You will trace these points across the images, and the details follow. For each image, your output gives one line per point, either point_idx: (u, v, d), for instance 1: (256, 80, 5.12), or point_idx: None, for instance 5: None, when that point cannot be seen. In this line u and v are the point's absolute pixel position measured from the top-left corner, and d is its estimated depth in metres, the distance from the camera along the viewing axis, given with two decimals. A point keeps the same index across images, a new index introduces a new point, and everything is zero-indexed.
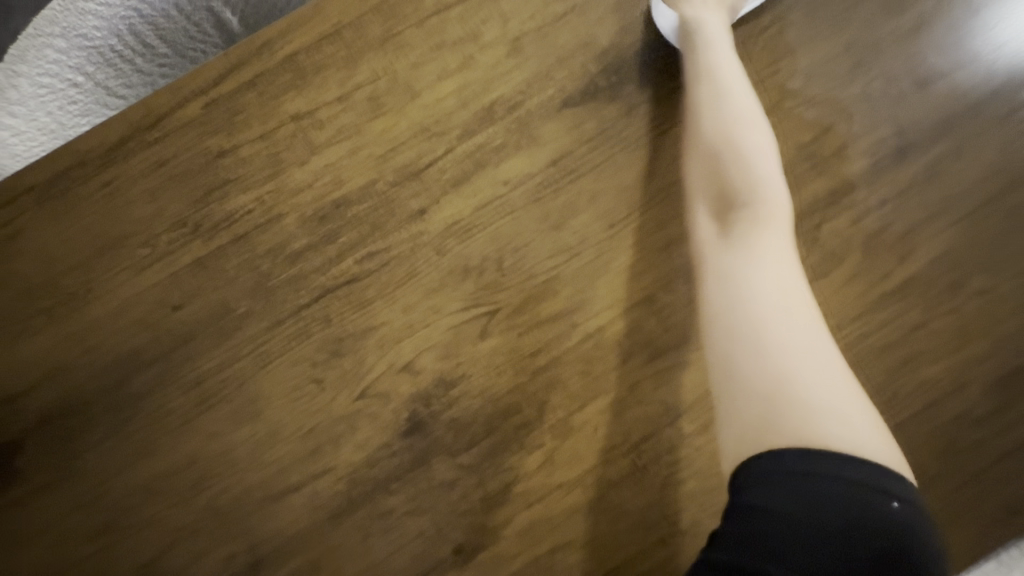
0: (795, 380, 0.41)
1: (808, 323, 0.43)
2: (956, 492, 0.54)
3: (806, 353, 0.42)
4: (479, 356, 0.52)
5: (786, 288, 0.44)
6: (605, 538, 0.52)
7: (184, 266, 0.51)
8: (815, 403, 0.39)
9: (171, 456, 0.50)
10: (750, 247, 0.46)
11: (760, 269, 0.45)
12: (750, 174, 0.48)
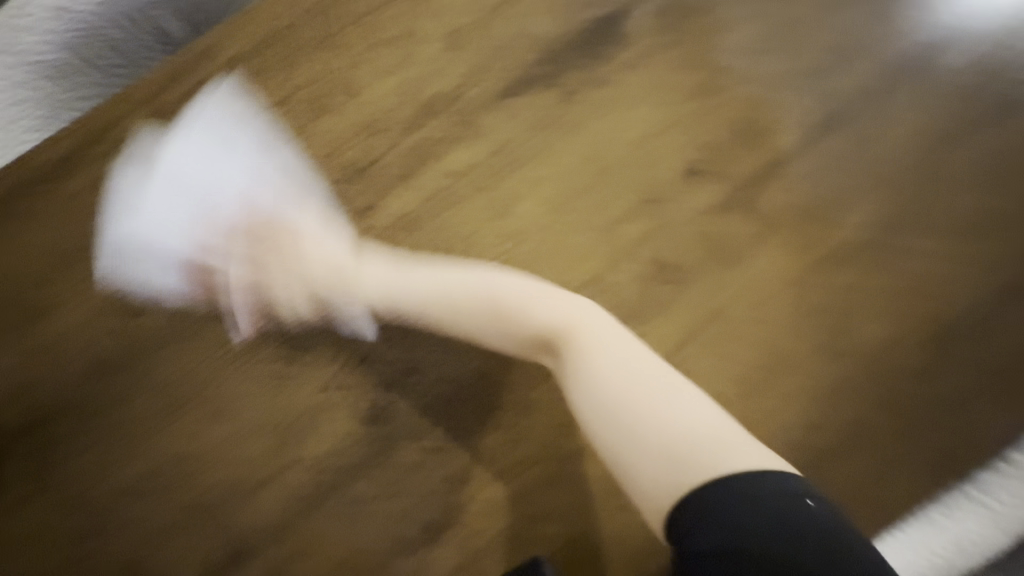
0: (660, 441, 0.42)
1: (648, 386, 0.45)
2: (897, 442, 0.58)
3: (661, 441, 0.42)
4: (435, 343, 0.54)
5: (622, 385, 0.45)
6: (568, 508, 0.55)
7: (143, 275, 0.52)
8: (664, 446, 0.41)
9: (144, 458, 0.52)
10: (580, 363, 0.47)
11: (596, 365, 0.46)
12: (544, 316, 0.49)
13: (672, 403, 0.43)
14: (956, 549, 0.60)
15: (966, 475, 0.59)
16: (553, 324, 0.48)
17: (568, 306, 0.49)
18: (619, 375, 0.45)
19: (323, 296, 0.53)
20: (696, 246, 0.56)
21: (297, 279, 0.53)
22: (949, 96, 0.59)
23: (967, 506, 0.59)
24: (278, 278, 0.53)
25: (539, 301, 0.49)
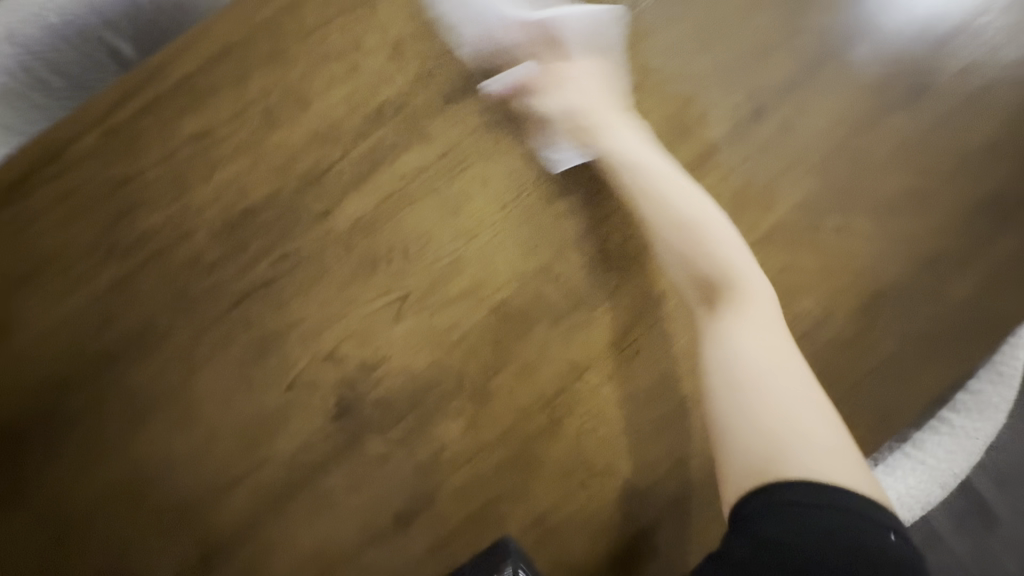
0: (761, 410, 0.47)
1: (780, 368, 0.50)
2: (835, 407, 0.62)
3: (752, 388, 0.49)
4: (397, 338, 0.56)
5: (765, 341, 0.51)
6: (531, 487, 0.58)
7: (103, 289, 0.53)
8: (752, 423, 0.47)
9: (113, 468, 0.53)
10: (730, 317, 0.54)
11: (738, 329, 0.52)
12: (717, 260, 0.56)
13: (789, 369, 0.50)
14: (910, 503, 0.64)
15: (906, 435, 0.65)
16: (683, 217, 0.56)
17: (759, 280, 0.55)
18: (762, 345, 0.51)
19: (585, 130, 0.59)
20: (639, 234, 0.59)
21: (581, 93, 0.60)
22: (864, 83, 0.64)
23: (905, 463, 0.65)
24: (575, 109, 0.59)
25: (736, 259, 0.55)
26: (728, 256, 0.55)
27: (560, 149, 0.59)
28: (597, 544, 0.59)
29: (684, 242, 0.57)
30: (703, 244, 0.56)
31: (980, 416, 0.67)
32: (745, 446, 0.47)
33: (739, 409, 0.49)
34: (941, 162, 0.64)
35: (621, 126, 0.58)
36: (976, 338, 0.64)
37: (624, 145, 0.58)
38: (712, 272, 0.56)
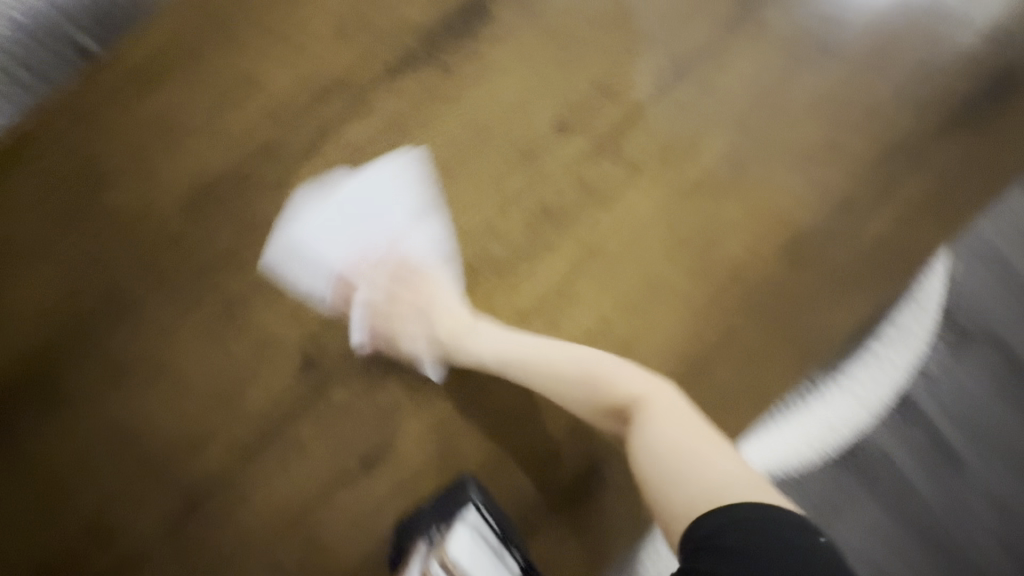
0: (710, 466, 0.45)
1: (691, 423, 0.49)
2: (765, 341, 0.67)
3: (668, 458, 0.47)
4: (353, 296, 0.61)
5: (672, 432, 0.48)
6: (485, 427, 0.64)
7: (79, 262, 0.58)
8: (710, 481, 0.44)
9: (99, 424, 0.59)
10: (644, 420, 0.50)
11: (656, 428, 0.49)
12: (578, 373, 0.55)
13: (709, 447, 0.47)
14: (841, 427, 0.73)
15: (839, 370, 0.72)
16: (550, 360, 0.56)
17: (654, 381, 0.53)
18: (673, 418, 0.49)
19: (448, 345, 0.61)
20: (573, 190, 0.65)
21: (446, 313, 0.61)
22: (776, 43, 0.69)
23: (836, 394, 0.72)
24: (446, 318, 0.61)
25: (619, 377, 0.54)
26: (626, 375, 0.54)
27: (420, 341, 0.61)
28: (549, 479, 0.64)
29: (551, 367, 0.56)
30: (586, 372, 0.55)
31: (904, 347, 0.74)
32: (683, 499, 0.44)
33: (671, 475, 0.46)
34: (853, 111, 0.70)
35: (449, 286, 0.62)
36: (892, 273, 0.70)
37: (443, 304, 0.61)
38: (584, 393, 0.55)
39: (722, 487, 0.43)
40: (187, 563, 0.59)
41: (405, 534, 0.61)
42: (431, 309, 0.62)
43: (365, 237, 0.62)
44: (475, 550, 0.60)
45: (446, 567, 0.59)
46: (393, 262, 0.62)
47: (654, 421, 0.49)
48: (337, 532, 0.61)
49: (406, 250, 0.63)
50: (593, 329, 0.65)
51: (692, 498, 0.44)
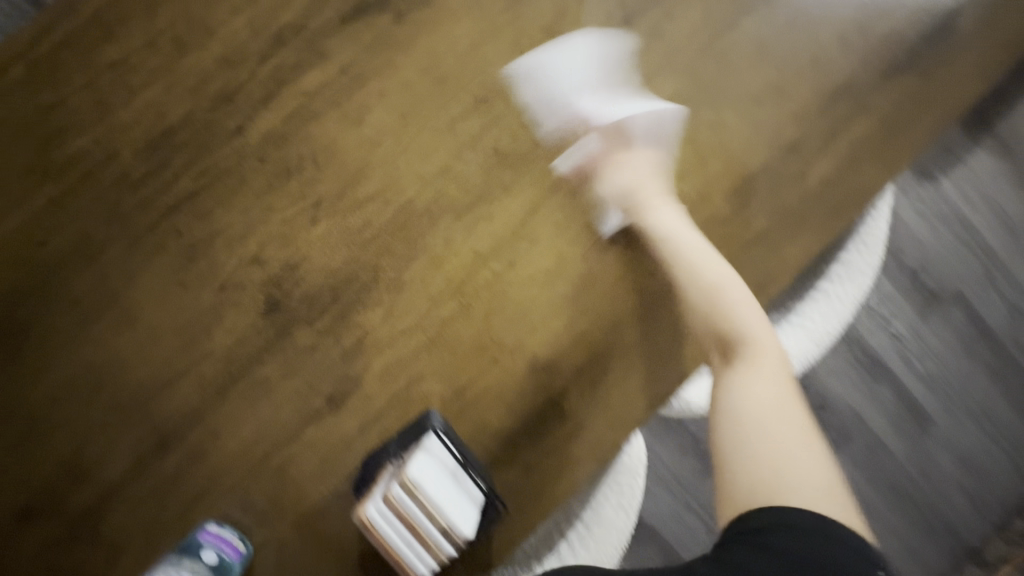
0: (764, 460, 0.55)
1: (784, 424, 0.57)
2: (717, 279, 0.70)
3: (761, 431, 0.57)
4: (315, 239, 0.63)
5: (774, 389, 0.60)
6: (450, 365, 0.66)
7: (40, 208, 0.59)
8: (769, 479, 0.53)
9: (67, 367, 0.60)
10: (744, 377, 0.61)
11: (751, 388, 0.60)
12: (717, 300, 0.65)
13: (790, 427, 0.57)
14: (786, 360, 0.74)
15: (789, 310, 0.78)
16: (705, 283, 0.65)
17: (770, 337, 0.63)
18: (762, 402, 0.59)
19: (627, 198, 0.68)
20: (527, 134, 0.67)
21: (631, 171, 0.68)
22: None
23: (787, 328, 0.77)
24: (644, 194, 0.68)
25: (754, 329, 0.64)
26: (742, 318, 0.64)
27: (614, 186, 0.68)
28: (512, 412, 0.67)
29: (709, 297, 0.65)
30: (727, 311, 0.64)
31: (849, 281, 0.75)
32: (745, 473, 0.55)
33: (740, 443, 0.57)
34: (797, 56, 0.72)
35: (648, 162, 0.69)
36: (837, 212, 0.73)
37: (639, 172, 0.68)
38: (730, 328, 0.64)
39: (774, 469, 0.54)
40: (162, 498, 0.62)
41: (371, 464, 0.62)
42: (633, 184, 0.68)
43: (574, 104, 0.68)
44: (433, 473, 0.58)
45: (402, 488, 0.57)
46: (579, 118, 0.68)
47: (753, 377, 0.61)
48: (307, 468, 0.64)
49: (609, 112, 0.68)
50: (563, 266, 0.68)
51: (762, 478, 0.54)
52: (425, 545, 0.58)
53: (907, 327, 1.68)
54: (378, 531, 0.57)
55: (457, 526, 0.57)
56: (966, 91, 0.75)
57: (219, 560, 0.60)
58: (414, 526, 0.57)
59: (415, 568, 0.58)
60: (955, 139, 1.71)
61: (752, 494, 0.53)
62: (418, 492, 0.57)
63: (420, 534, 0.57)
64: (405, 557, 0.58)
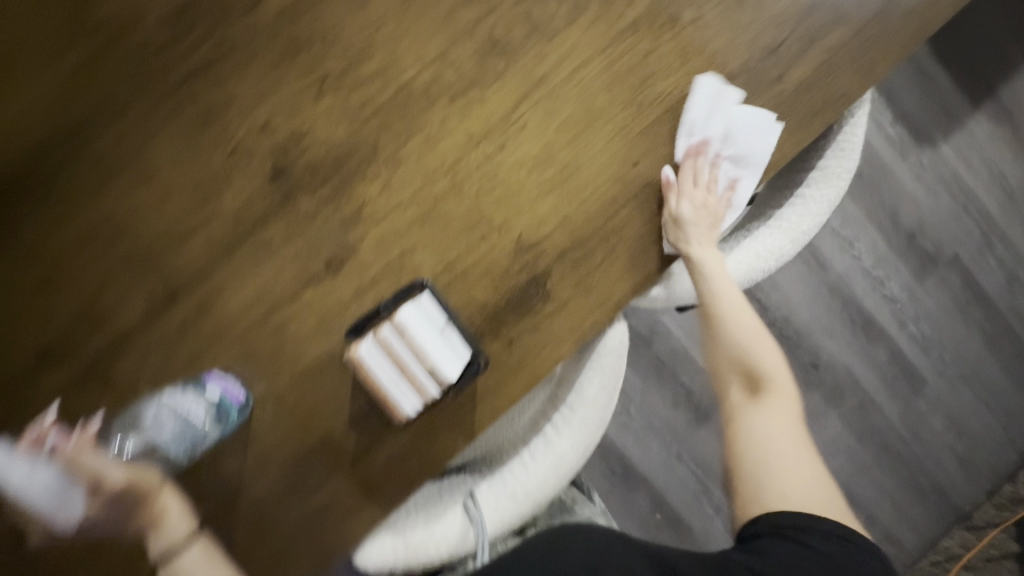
0: (771, 473, 0.67)
1: (787, 447, 0.69)
2: (703, 159, 0.74)
3: (779, 455, 0.69)
4: (319, 112, 0.69)
5: (779, 422, 0.71)
6: (441, 240, 0.70)
7: (71, 70, 0.65)
8: (774, 482, 0.66)
9: (91, 217, 0.66)
10: (757, 409, 0.72)
11: (758, 418, 0.71)
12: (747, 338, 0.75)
13: (805, 457, 0.69)
14: (762, 256, 0.77)
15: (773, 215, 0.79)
16: (739, 325, 0.75)
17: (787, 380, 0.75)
18: (768, 428, 0.70)
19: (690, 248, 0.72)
20: (520, 24, 0.71)
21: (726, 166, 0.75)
22: None
23: (765, 231, 0.79)
24: (694, 231, 0.72)
25: (764, 362, 0.75)
26: (766, 359, 0.75)
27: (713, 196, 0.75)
28: (498, 289, 0.71)
29: (747, 342, 0.75)
30: (758, 356, 0.75)
31: (825, 184, 0.78)
32: (754, 479, 0.68)
33: (749, 461, 0.69)
34: None
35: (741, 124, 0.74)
36: (814, 114, 0.76)
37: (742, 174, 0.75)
38: (763, 375, 0.74)
39: (794, 485, 0.66)
40: (171, 345, 0.67)
41: (364, 323, 0.68)
42: (698, 214, 0.72)
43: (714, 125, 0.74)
44: (421, 320, 0.64)
45: (393, 329, 0.63)
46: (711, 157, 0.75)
47: (773, 413, 0.71)
48: (305, 327, 0.68)
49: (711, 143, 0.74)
50: (549, 155, 0.72)
51: (783, 490, 0.66)
52: (411, 386, 0.64)
53: (901, 289, 1.65)
54: (369, 369, 0.63)
55: (440, 369, 0.63)
56: (943, 3, 0.79)
57: (221, 400, 0.65)
58: (402, 365, 0.64)
59: (401, 407, 0.64)
60: (956, 102, 1.69)
61: (782, 501, 0.65)
62: (405, 334, 0.63)
63: (407, 372, 0.63)
64: (392, 395, 0.64)
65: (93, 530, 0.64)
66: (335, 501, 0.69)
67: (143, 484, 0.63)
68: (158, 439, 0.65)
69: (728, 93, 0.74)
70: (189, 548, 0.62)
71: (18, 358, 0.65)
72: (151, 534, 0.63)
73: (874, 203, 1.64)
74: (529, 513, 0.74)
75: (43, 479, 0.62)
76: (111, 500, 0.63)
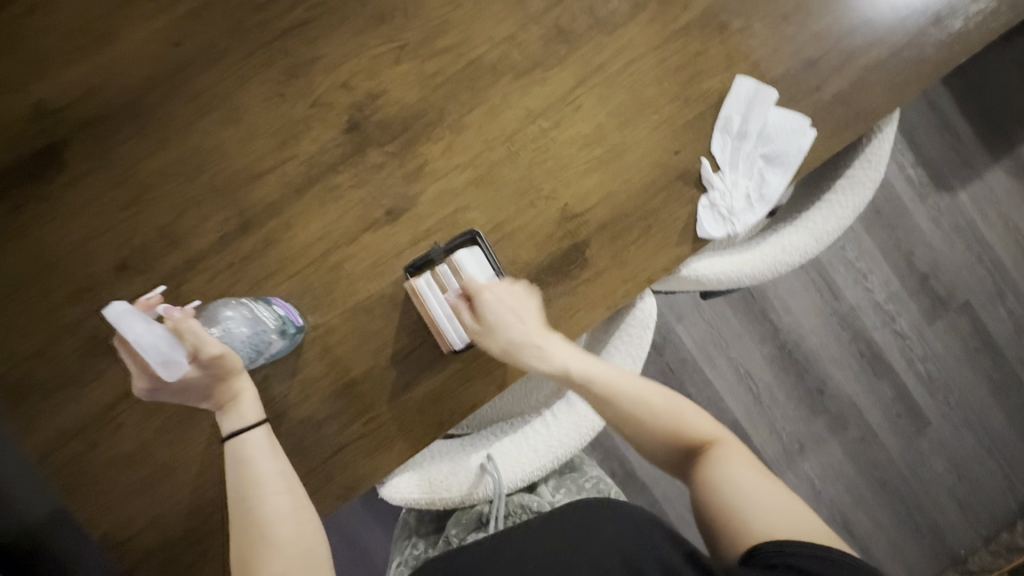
0: (756, 516, 0.63)
1: (756, 489, 0.65)
2: (736, 153, 0.80)
3: (745, 498, 0.65)
4: (396, 76, 0.75)
5: (740, 471, 0.68)
6: (493, 202, 0.77)
7: (180, 15, 0.72)
8: (764, 522, 0.62)
9: (178, 148, 0.72)
10: (714, 467, 0.68)
11: (721, 473, 0.68)
12: (648, 411, 0.74)
13: (774, 493, 0.65)
14: (787, 251, 0.82)
15: (799, 219, 0.85)
16: (639, 403, 0.74)
17: (718, 428, 0.74)
18: (732, 482, 0.66)
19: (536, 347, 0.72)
20: (585, 16, 0.78)
21: (759, 164, 0.81)
22: None
23: (791, 231, 0.84)
24: (516, 334, 0.71)
25: (691, 424, 0.74)
26: (698, 422, 0.74)
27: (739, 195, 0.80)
28: (541, 253, 0.77)
29: (670, 411, 0.74)
30: (681, 415, 0.74)
31: (852, 192, 0.83)
32: (758, 522, 0.62)
33: (736, 512, 0.64)
34: None
35: (771, 124, 0.80)
36: (844, 126, 0.82)
37: (769, 172, 0.80)
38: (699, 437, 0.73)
39: (774, 516, 0.63)
40: (239, 271, 0.73)
41: (425, 261, 0.75)
42: (514, 307, 0.72)
43: (746, 130, 0.80)
44: (476, 266, 0.73)
45: (450, 268, 0.73)
46: (747, 157, 0.80)
47: (725, 467, 0.68)
48: (361, 267, 0.74)
49: (744, 142, 0.80)
50: (600, 137, 0.78)
51: (766, 530, 0.61)
52: (456, 317, 0.72)
53: (911, 327, 1.69)
54: (424, 300, 0.72)
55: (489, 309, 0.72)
56: (973, 37, 0.85)
57: (283, 318, 0.70)
58: (453, 301, 0.72)
59: (447, 335, 0.72)
60: (976, 152, 1.75)
61: (770, 530, 0.61)
62: (461, 274, 0.72)
63: (459, 307, 0.72)
64: (444, 325, 0.72)
65: (174, 397, 0.63)
66: (369, 432, 0.74)
67: (230, 363, 0.64)
68: (231, 334, 0.68)
69: (763, 93, 0.80)
70: (256, 433, 0.64)
71: (98, 268, 0.71)
72: (222, 412, 0.65)
73: (890, 240, 1.69)
74: (547, 465, 0.80)
75: (151, 338, 0.55)
76: (198, 370, 0.62)
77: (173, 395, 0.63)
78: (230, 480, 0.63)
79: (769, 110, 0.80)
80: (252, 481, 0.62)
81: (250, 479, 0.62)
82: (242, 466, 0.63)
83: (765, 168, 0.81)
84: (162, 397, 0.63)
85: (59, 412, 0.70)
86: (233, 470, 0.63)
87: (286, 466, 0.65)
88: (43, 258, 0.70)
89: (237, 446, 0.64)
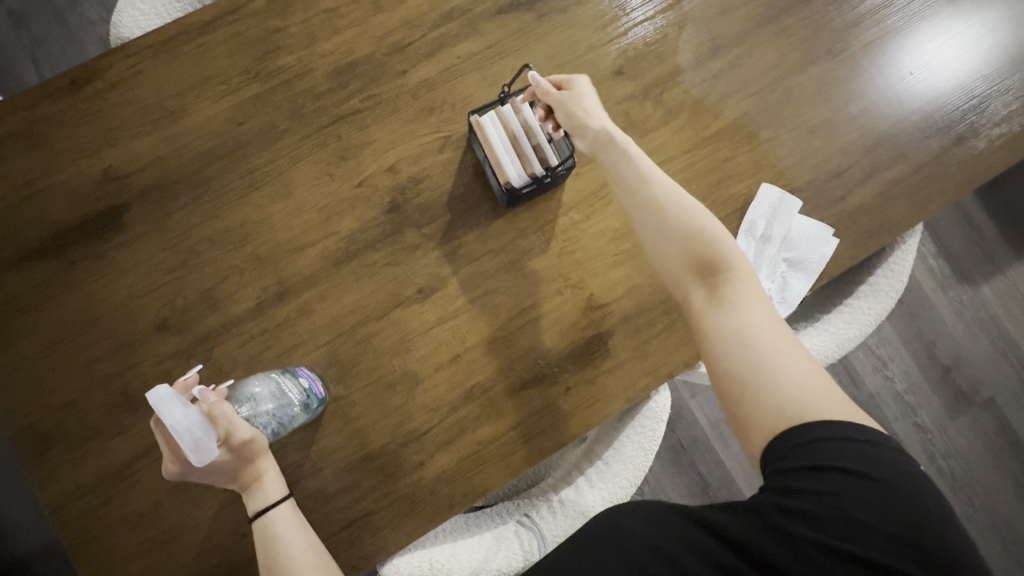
0: (775, 370, 0.56)
1: (771, 342, 0.59)
2: (758, 258, 0.82)
3: (761, 346, 0.58)
4: (438, 164, 0.80)
5: (756, 321, 0.61)
6: (521, 286, 0.79)
7: (247, 98, 0.78)
8: (777, 381, 0.56)
9: (228, 217, 0.76)
10: (728, 310, 0.62)
11: (738, 319, 0.61)
12: (676, 218, 0.68)
13: (794, 354, 0.58)
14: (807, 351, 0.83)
15: (818, 321, 0.87)
16: (664, 202, 0.68)
17: (739, 252, 0.66)
18: (752, 330, 0.60)
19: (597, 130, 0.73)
20: (620, 119, 0.83)
21: (783, 266, 0.83)
22: (795, 42, 0.88)
23: (809, 332, 0.86)
24: (584, 109, 0.74)
25: (716, 246, 0.66)
26: (716, 241, 0.66)
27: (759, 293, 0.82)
28: (564, 340, 0.79)
29: (687, 222, 0.67)
30: (697, 233, 0.67)
31: (874, 299, 0.85)
32: (769, 388, 0.56)
33: (751, 359, 0.58)
34: (849, 103, 0.87)
35: (795, 232, 0.82)
36: (868, 235, 0.84)
37: (792, 278, 0.82)
38: (720, 260, 0.66)
39: (787, 385, 0.55)
40: (272, 338, 0.75)
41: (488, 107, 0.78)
42: (587, 103, 0.75)
43: (768, 233, 0.83)
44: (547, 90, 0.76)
45: (512, 107, 0.75)
46: (769, 261, 0.82)
47: (740, 316, 0.61)
48: (389, 341, 0.76)
49: (769, 246, 0.82)
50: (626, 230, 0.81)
51: (775, 399, 0.55)
52: (519, 156, 0.74)
53: (933, 421, 1.64)
54: (486, 133, 0.75)
55: (543, 145, 0.75)
56: (997, 157, 0.88)
57: (308, 390, 0.72)
58: (513, 137, 0.74)
59: (507, 173, 0.74)
60: (1000, 249, 1.74)
61: (779, 411, 0.54)
62: (521, 112, 0.75)
63: (517, 142, 0.74)
64: (502, 159, 0.74)
65: (202, 478, 0.65)
66: (379, 509, 0.74)
67: (258, 446, 0.67)
68: (258, 411, 0.71)
69: (785, 204, 0.83)
70: (282, 510, 0.66)
71: (138, 325, 0.74)
72: (248, 492, 0.67)
73: (911, 328, 1.68)
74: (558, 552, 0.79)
75: (188, 423, 0.56)
76: (228, 455, 0.65)
77: (201, 477, 0.65)
78: (263, 560, 0.64)
79: (795, 222, 0.83)
80: (282, 558, 0.63)
81: (280, 556, 0.63)
82: (272, 545, 0.64)
83: (790, 272, 0.82)
84: (191, 479, 0.65)
85: (79, 465, 0.71)
86: (263, 549, 0.64)
87: (314, 539, 0.66)
88: (88, 311, 0.74)
89: (265, 525, 0.65)
